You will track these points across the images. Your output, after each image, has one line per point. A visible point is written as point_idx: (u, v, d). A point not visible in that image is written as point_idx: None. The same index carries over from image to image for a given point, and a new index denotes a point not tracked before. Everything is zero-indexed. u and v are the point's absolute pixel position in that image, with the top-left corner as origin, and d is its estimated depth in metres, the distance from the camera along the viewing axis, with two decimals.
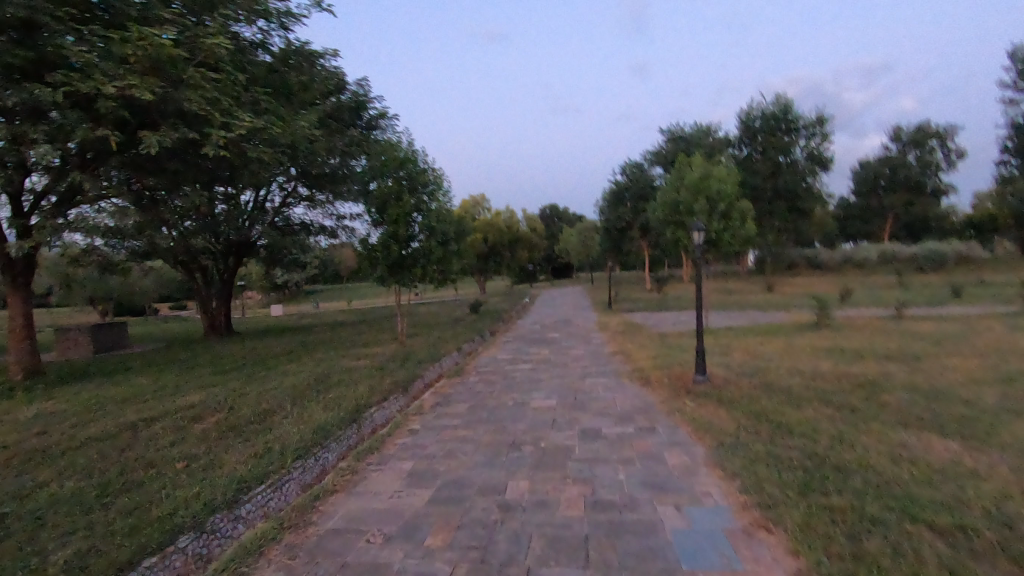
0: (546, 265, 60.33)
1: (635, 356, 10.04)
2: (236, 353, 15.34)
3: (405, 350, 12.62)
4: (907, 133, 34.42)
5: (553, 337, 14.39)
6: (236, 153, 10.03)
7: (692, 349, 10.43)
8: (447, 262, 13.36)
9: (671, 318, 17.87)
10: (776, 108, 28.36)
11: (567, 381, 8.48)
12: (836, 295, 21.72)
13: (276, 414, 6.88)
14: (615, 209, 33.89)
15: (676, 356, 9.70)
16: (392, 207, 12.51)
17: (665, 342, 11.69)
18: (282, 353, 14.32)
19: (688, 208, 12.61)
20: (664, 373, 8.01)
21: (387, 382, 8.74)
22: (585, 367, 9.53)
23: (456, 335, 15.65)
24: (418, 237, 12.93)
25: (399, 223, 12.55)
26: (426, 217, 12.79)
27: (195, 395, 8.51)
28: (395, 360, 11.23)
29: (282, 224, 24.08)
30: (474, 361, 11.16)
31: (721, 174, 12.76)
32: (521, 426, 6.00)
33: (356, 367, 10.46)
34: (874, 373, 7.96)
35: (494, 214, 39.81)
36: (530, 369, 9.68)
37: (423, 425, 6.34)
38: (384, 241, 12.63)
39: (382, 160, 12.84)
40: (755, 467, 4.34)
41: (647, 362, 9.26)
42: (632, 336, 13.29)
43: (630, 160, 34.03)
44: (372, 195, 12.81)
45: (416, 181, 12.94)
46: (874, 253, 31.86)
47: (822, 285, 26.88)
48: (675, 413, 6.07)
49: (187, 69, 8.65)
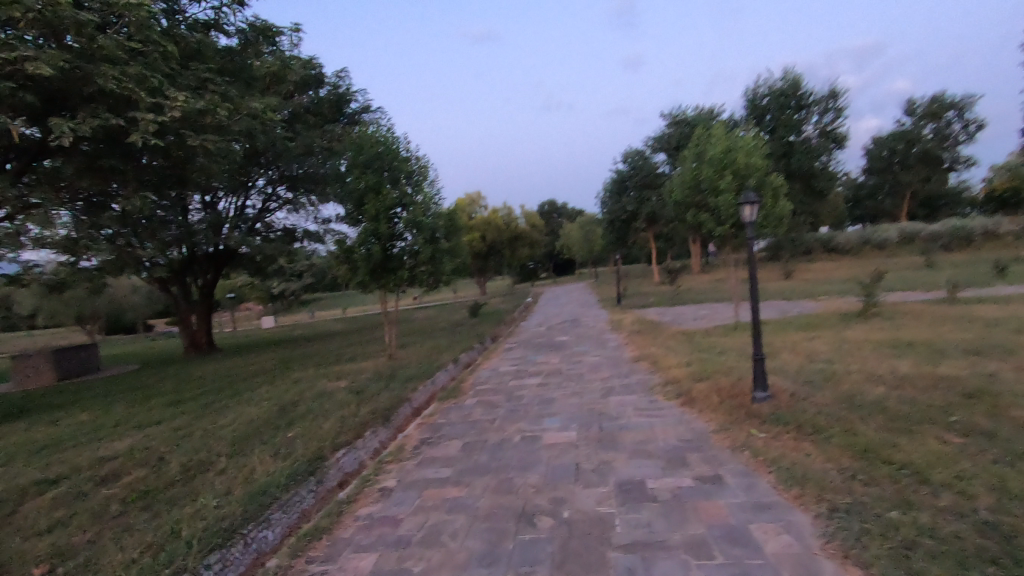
0: (548, 261, 58.69)
1: (664, 363, 8.40)
2: (208, 374, 13.74)
3: (393, 365, 10.99)
4: (922, 105, 32.69)
5: (562, 342, 12.76)
6: (176, 142, 8.43)
7: (729, 352, 8.80)
8: (438, 262, 11.71)
9: (690, 313, 16.24)
10: (785, 85, 26.62)
11: (586, 400, 6.83)
12: (864, 280, 20.03)
13: (212, 468, 5.26)
14: (619, 201, 32.48)
15: (715, 361, 8.06)
16: (371, 201, 10.86)
17: (695, 343, 10.07)
18: (259, 373, 12.74)
19: (710, 187, 10.91)
20: (709, 387, 6.37)
21: (365, 412, 7.11)
22: (606, 380, 7.89)
23: (454, 343, 14.03)
24: (403, 234, 11.28)
25: (380, 219, 10.90)
26: (411, 212, 11.11)
27: (128, 440, 6.90)
28: (379, 379, 9.60)
29: (265, 230, 22.48)
30: (473, 376, 9.54)
31: (749, 144, 11.01)
32: (533, 479, 4.37)
33: (334, 392, 8.84)
34: (973, 375, 6.32)
35: (491, 211, 38.23)
36: (539, 385, 8.05)
37: (401, 479, 4.72)
38: (364, 240, 11.00)
39: (357, 148, 11.18)
40: (916, 563, 2.70)
41: (681, 371, 7.62)
42: (653, 337, 11.67)
43: (632, 147, 32.35)
44: (347, 189, 11.17)
45: (398, 170, 11.25)
46: (894, 233, 30.18)
47: (843, 269, 25.23)
48: (743, 452, 4.43)
49: (101, 39, 7.08)
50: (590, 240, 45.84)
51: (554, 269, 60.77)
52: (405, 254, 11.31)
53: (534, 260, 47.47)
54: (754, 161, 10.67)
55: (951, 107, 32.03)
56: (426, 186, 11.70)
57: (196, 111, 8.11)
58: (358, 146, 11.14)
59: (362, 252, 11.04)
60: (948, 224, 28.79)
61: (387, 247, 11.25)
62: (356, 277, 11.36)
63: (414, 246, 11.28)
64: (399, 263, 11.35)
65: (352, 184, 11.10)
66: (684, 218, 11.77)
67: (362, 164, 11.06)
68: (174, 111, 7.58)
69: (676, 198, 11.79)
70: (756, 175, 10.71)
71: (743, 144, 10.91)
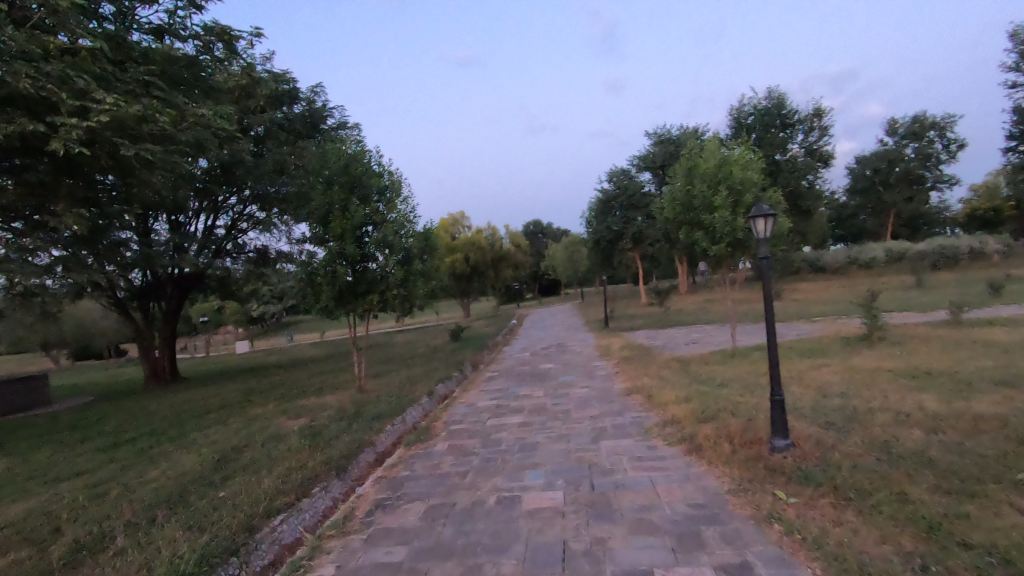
0: (533, 282, 58.02)
1: (660, 398, 7.50)
2: (160, 410, 12.54)
3: (361, 400, 9.95)
4: (904, 125, 32.88)
5: (547, 371, 11.82)
6: (109, 153, 7.45)
7: (731, 384, 7.94)
8: (411, 286, 10.75)
9: (682, 337, 15.43)
10: (770, 104, 26.38)
11: (574, 447, 5.88)
12: (857, 301, 19.49)
13: (109, 548, 4.22)
14: (604, 220, 31.89)
15: (717, 397, 7.19)
16: (336, 218, 9.91)
17: (691, 373, 9.22)
18: (216, 408, 11.62)
19: (704, 204, 10.16)
20: (716, 431, 5.47)
21: (315, 464, 6.08)
22: (595, 419, 6.97)
23: (430, 372, 13.04)
24: (372, 255, 10.34)
25: (347, 238, 9.92)
26: (380, 231, 10.18)
27: (30, 501, 5.79)
28: (342, 417, 8.57)
29: (235, 251, 21.37)
30: (447, 413, 8.54)
31: (744, 157, 10.32)
32: (506, 568, 3.40)
33: (289, 433, 7.77)
34: (1016, 413, 5.52)
35: (475, 232, 37.48)
36: (520, 426, 7.10)
37: (342, 565, 3.73)
38: (328, 262, 10.03)
39: (323, 162, 10.27)
40: None
41: (680, 409, 6.72)
42: (645, 365, 10.78)
43: (616, 167, 31.84)
44: (312, 207, 10.22)
45: (367, 185, 10.34)
46: (881, 252, 29.91)
47: (833, 289, 24.76)
48: (772, 526, 3.53)
49: (13, 33, 6.15)
50: (575, 261, 45.27)
51: (539, 290, 59.99)
52: (374, 277, 10.35)
53: (519, 281, 46.67)
54: (750, 175, 9.98)
55: (933, 127, 32.21)
56: (399, 203, 10.80)
57: (130, 117, 7.17)
58: (322, 159, 10.27)
59: (325, 275, 10.03)
60: (934, 243, 28.63)
61: (354, 269, 10.30)
62: (318, 301, 10.34)
63: (383, 267, 10.32)
64: (367, 287, 10.38)
65: (315, 200, 10.16)
66: (676, 237, 10.99)
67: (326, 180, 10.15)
68: (101, 117, 6.64)
69: (666, 215, 11.02)
70: (752, 189, 10.03)
71: (736, 157, 10.24)
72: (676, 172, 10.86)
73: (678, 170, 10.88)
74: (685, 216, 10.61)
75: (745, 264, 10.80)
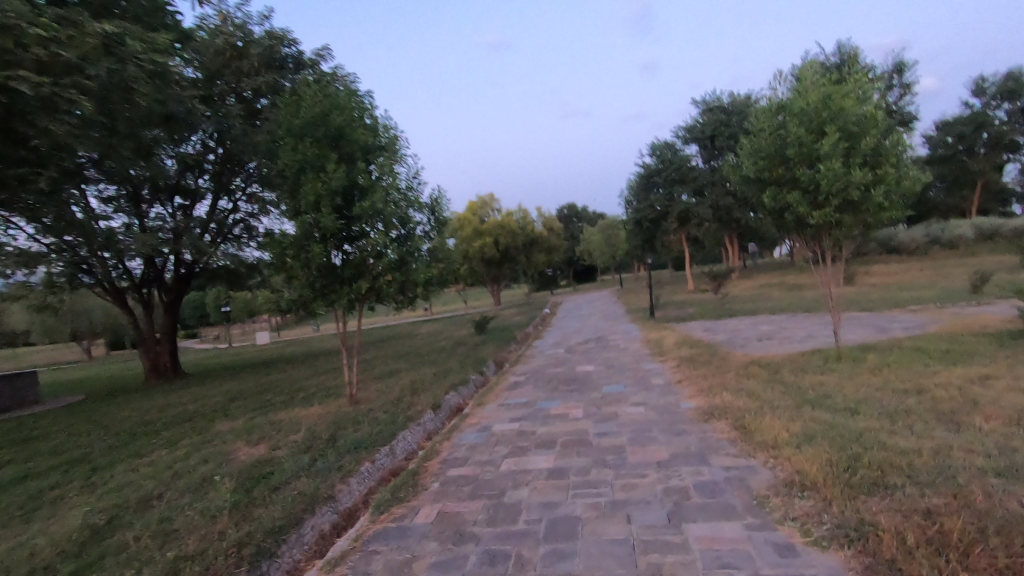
0: (568, 268, 55.23)
1: (763, 433, 4.92)
2: (127, 418, 10.62)
3: (347, 417, 7.70)
4: (996, 83, 28.67)
5: (585, 376, 9.37)
6: None
7: (867, 411, 5.30)
8: (410, 273, 8.32)
9: (749, 331, 12.72)
10: (841, 59, 22.91)
11: (639, 537, 3.42)
12: (960, 288, 16.28)
13: None
14: (647, 198, 28.93)
15: (859, 436, 4.59)
16: (309, 181, 7.53)
17: (789, 385, 6.67)
18: (186, 419, 9.63)
19: (804, 153, 7.42)
20: (912, 527, 2.93)
21: (220, 550, 3.79)
22: (666, 470, 4.51)
23: (442, 374, 10.74)
24: (359, 232, 7.99)
25: (323, 208, 7.51)
26: (367, 199, 7.77)
27: None
28: (311, 448, 6.31)
29: (243, 236, 19.53)
30: (449, 443, 6.18)
31: (861, 85, 7.46)
32: None
33: (227, 474, 5.54)
34: None
35: (505, 214, 35.11)
36: (548, 476, 4.69)
37: None
38: (296, 240, 7.69)
39: (294, 110, 7.90)
40: None
41: (808, 460, 4.16)
42: (717, 370, 8.19)
43: (659, 139, 28.77)
44: (282, 169, 7.89)
45: (353, 141, 7.94)
46: (970, 230, 26.15)
47: (918, 274, 21.39)
48: None
49: None
50: (613, 245, 42.37)
51: (574, 276, 57.29)
52: (360, 259, 7.96)
53: (553, 266, 44.12)
54: (872, 111, 7.18)
55: None
56: (397, 166, 8.36)
57: None
58: (295, 107, 7.94)
59: (296, 256, 7.70)
60: None
61: (335, 250, 7.97)
62: (286, 289, 8.04)
63: (374, 248, 7.91)
64: (353, 272, 8.03)
65: (283, 160, 7.84)
66: (758, 200, 8.27)
67: (297, 133, 7.79)
68: None
69: (744, 173, 8.32)
70: (872, 130, 7.25)
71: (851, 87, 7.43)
72: (758, 113, 8.09)
73: (760, 110, 8.10)
74: (772, 172, 7.88)
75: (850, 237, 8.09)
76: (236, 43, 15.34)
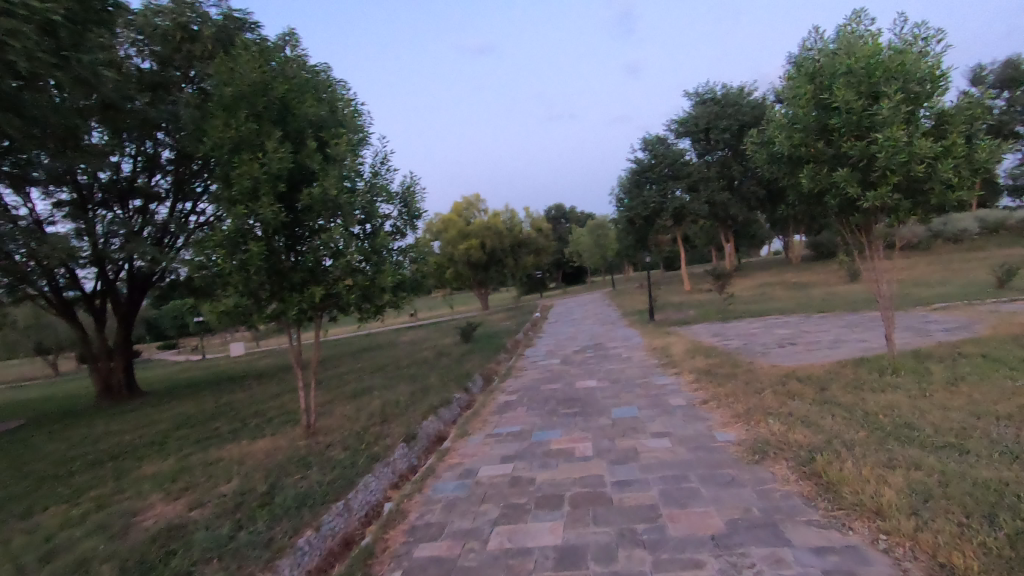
0: (557, 271, 54.06)
1: (854, 489, 3.55)
2: (47, 454, 8.96)
3: (299, 455, 6.21)
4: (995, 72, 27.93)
5: (587, 393, 7.99)
6: None
7: (982, 449, 3.96)
8: (375, 276, 6.82)
9: (766, 335, 11.41)
10: None
11: None
12: (982, 283, 15.18)
13: None
14: (639, 194, 27.42)
15: (999, 496, 3.22)
16: (242, 163, 6.01)
17: (849, 408, 5.33)
18: (111, 456, 8.03)
19: (855, 120, 6.12)
20: None
21: None
22: (730, 552, 3.11)
23: (420, 393, 9.27)
24: (311, 226, 6.48)
25: (262, 196, 5.98)
26: (317, 185, 6.26)
27: None
28: (241, 506, 4.81)
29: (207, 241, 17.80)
30: (423, 496, 4.73)
31: (918, 37, 6.20)
32: None
33: (114, 556, 4.03)
34: None
35: (491, 215, 33.73)
36: (558, 562, 3.27)
37: None
38: (228, 238, 6.15)
39: (226, 78, 6.35)
40: None
41: (947, 545, 2.79)
42: (747, 385, 6.84)
43: (651, 134, 27.53)
44: (211, 149, 6.32)
45: (300, 115, 6.42)
46: (974, 224, 25.34)
47: (927, 269, 20.39)
48: None
49: None
50: (603, 245, 41.16)
51: (563, 278, 56.05)
52: (312, 260, 6.44)
53: (541, 269, 42.75)
54: (939, 69, 5.95)
55: None
56: (358, 146, 6.86)
57: None
58: (227, 72, 6.40)
59: (229, 257, 6.15)
60: None
61: (280, 249, 6.44)
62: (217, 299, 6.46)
63: (330, 246, 6.40)
64: (304, 276, 6.50)
65: (211, 137, 6.29)
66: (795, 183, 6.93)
67: (229, 103, 6.25)
68: None
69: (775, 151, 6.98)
70: (937, 92, 6.01)
71: (908, 43, 6.22)
72: (792, 77, 6.79)
73: (793, 76, 6.80)
74: (811, 147, 6.59)
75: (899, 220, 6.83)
76: (190, 25, 13.70)
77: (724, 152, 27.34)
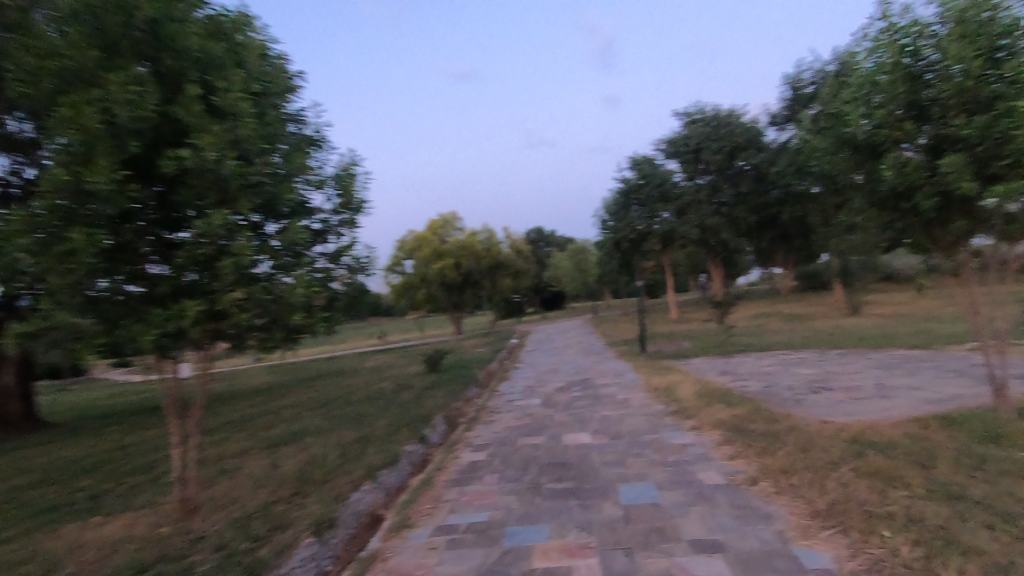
0: (535, 295, 52.34)
1: None
2: None
3: (145, 560, 4.02)
4: None
5: (581, 456, 5.95)
6: None
7: None
8: (283, 287, 4.64)
9: (789, 377, 9.56)
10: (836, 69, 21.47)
11: None
12: (1008, 321, 13.78)
13: None
14: (625, 217, 26.07)
15: None
16: (69, 104, 3.87)
17: (1004, 513, 3.43)
18: None
19: (968, 87, 4.65)
20: None
21: None
22: None
23: (359, 447, 7.08)
24: (186, 213, 4.35)
25: (96, 158, 3.85)
26: (191, 147, 4.13)
27: None
28: None
29: None
30: None
31: None
32: None
33: None
34: None
35: (468, 235, 31.78)
36: None
37: None
38: (42, 223, 3.93)
39: None
40: None
41: None
42: (807, 456, 4.90)
43: (639, 153, 25.82)
44: (29, 87, 4.14)
45: (174, 43, 4.30)
46: None
47: (933, 304, 19.16)
48: None
49: None
50: (584, 270, 39.50)
51: (542, 303, 54.40)
52: (184, 262, 4.31)
53: (520, 293, 40.92)
54: None
55: None
56: (268, 103, 4.79)
57: None
58: None
59: (42, 251, 3.93)
60: None
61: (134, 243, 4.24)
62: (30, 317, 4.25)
63: (211, 242, 4.28)
64: (172, 286, 4.37)
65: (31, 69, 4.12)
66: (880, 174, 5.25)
67: (61, 21, 4.14)
68: None
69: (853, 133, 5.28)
70: None
71: None
72: (874, 37, 5.09)
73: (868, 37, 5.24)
74: (896, 129, 5.05)
75: (1004, 229, 5.16)
76: None
77: (713, 175, 25.99)
